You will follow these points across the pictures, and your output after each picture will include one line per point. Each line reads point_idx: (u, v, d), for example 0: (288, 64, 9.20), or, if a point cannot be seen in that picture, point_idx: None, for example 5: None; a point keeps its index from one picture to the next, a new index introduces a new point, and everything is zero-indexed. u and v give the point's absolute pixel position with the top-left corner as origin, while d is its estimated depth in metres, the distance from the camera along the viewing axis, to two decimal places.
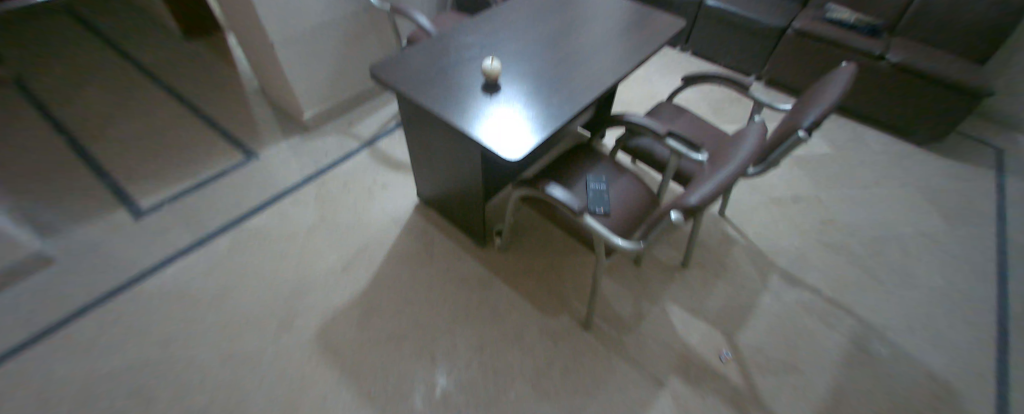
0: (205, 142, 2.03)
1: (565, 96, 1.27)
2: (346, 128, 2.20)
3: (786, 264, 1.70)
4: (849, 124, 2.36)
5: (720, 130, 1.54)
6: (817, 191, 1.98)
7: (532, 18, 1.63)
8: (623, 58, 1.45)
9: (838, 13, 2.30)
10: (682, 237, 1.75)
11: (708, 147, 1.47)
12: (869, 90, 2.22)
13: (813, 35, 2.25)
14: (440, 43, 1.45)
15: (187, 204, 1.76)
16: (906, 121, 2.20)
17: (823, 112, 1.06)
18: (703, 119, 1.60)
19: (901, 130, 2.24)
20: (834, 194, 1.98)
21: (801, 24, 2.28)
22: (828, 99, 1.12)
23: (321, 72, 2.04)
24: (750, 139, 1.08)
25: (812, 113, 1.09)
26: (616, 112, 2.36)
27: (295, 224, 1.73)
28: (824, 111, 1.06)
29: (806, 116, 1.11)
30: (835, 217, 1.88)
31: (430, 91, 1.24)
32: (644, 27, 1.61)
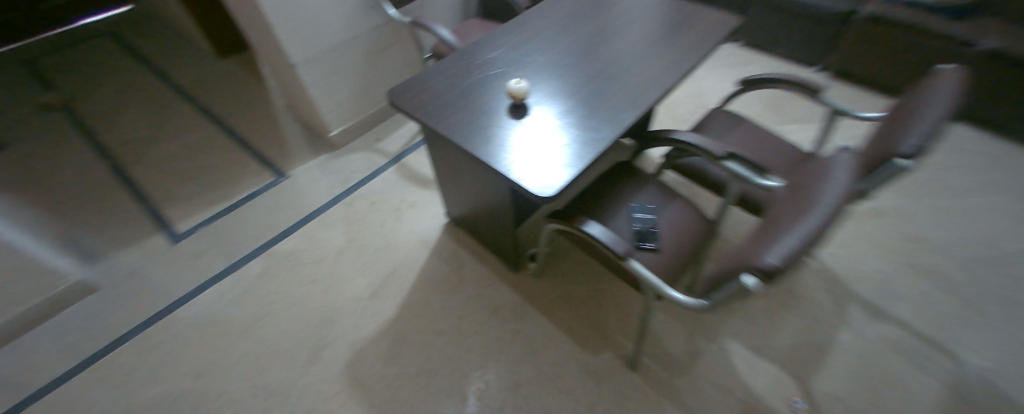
0: (238, 163, 2.04)
1: (602, 116, 1.13)
2: (374, 143, 2.17)
3: (863, 292, 1.48)
4: None
5: (780, 143, 1.35)
6: (896, 203, 1.73)
7: (563, 25, 1.49)
8: (666, 66, 1.28)
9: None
10: None
11: (769, 164, 1.28)
12: None
13: (887, 21, 1.93)
14: (463, 60, 1.35)
15: (220, 227, 1.76)
16: (1006, 117, 1.87)
17: (927, 134, 0.85)
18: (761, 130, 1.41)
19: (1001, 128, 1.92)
20: (919, 206, 1.72)
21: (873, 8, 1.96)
22: (930, 118, 0.91)
23: (347, 88, 2.00)
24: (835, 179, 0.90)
25: (911, 134, 0.88)
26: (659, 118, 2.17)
27: (323, 248, 1.69)
28: (928, 132, 0.86)
29: (902, 137, 0.90)
30: (920, 233, 1.63)
31: (451, 117, 1.14)
32: (690, 27, 1.43)
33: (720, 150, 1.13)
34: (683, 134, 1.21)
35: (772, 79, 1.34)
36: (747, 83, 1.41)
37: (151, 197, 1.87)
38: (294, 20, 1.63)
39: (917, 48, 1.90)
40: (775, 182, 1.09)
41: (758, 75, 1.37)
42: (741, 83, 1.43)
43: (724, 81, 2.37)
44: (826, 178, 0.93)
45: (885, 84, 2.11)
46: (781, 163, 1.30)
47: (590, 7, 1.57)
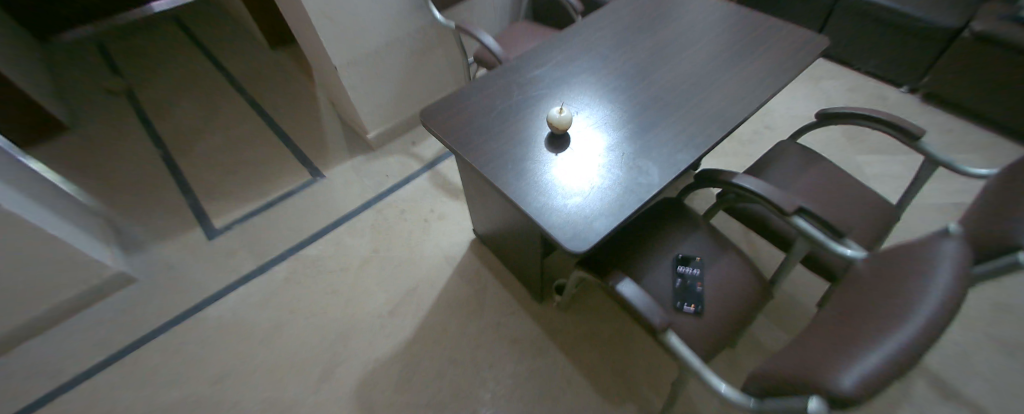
0: (277, 159, 2.07)
1: (654, 156, 0.97)
2: (410, 147, 2.11)
3: (940, 369, 1.27)
4: None
5: (861, 194, 1.16)
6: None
7: (623, 34, 1.30)
8: (741, 94, 1.08)
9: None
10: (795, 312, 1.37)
11: (841, 221, 1.11)
12: None
13: (1005, 42, 1.60)
14: (506, 74, 1.22)
15: (255, 225, 1.79)
16: None
17: None
18: (841, 174, 1.21)
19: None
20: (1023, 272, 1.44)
21: (983, 25, 1.64)
22: None
23: (386, 91, 1.95)
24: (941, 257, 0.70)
25: None
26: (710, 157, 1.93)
27: (348, 256, 1.68)
28: None
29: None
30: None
31: (485, 145, 1.03)
32: (777, 43, 1.20)
33: (791, 205, 0.96)
34: (742, 177, 1.03)
35: (862, 114, 1.14)
36: (827, 115, 1.21)
37: (196, 189, 1.94)
38: (335, 24, 1.58)
39: None
40: (857, 250, 0.92)
41: (845, 108, 1.16)
42: (820, 115, 1.23)
43: (799, 99, 2.10)
44: (928, 268, 0.68)
45: (995, 116, 1.78)
46: (864, 219, 1.12)
47: (659, 12, 1.36)
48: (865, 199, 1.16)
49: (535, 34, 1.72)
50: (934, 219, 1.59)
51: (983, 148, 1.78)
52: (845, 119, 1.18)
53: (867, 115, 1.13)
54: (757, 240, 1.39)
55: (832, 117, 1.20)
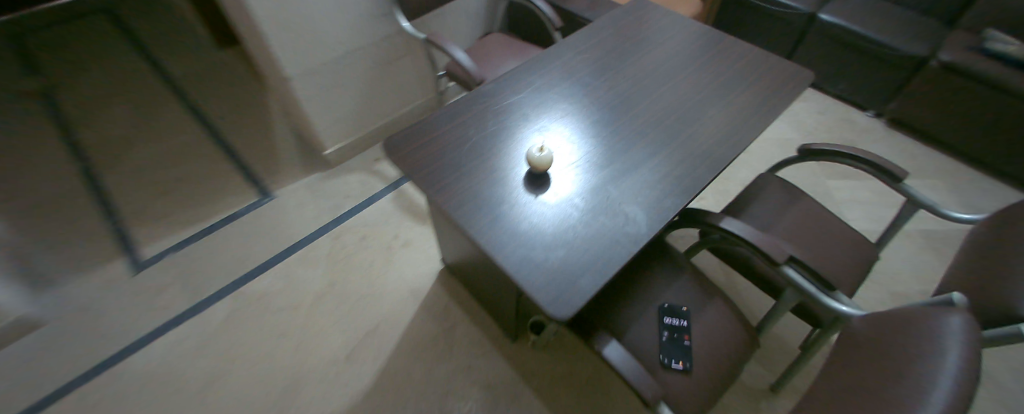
0: (220, 176, 1.85)
1: (644, 202, 0.88)
2: (373, 163, 1.93)
3: None
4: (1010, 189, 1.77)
5: (841, 234, 1.12)
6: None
7: (607, 57, 1.21)
8: (732, 133, 1.01)
9: (1004, 43, 1.64)
10: (774, 346, 1.33)
11: (829, 264, 1.05)
12: None
13: (970, 73, 1.64)
14: (481, 98, 1.10)
15: (193, 254, 1.59)
16: None
17: None
18: (824, 211, 1.16)
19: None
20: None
21: (951, 56, 1.68)
22: None
23: (348, 103, 1.76)
24: (944, 325, 0.63)
25: None
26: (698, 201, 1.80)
27: (301, 292, 1.52)
28: None
29: None
30: None
31: (458, 184, 0.92)
32: (764, 74, 1.15)
33: (782, 254, 0.88)
34: (730, 220, 0.95)
35: (845, 153, 1.09)
36: (808, 151, 1.15)
37: (121, 211, 1.70)
38: (289, 32, 1.38)
39: (1004, 108, 1.62)
40: (851, 304, 0.85)
41: (828, 145, 1.11)
42: (801, 150, 1.17)
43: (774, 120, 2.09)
44: (934, 356, 0.59)
45: (956, 143, 1.83)
46: (844, 260, 1.07)
47: (645, 34, 1.28)
48: (848, 238, 1.12)
49: (510, 50, 1.61)
50: (902, 242, 1.58)
51: (944, 174, 1.82)
52: (827, 157, 1.14)
53: (850, 154, 1.08)
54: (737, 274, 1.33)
55: (814, 153, 1.15)
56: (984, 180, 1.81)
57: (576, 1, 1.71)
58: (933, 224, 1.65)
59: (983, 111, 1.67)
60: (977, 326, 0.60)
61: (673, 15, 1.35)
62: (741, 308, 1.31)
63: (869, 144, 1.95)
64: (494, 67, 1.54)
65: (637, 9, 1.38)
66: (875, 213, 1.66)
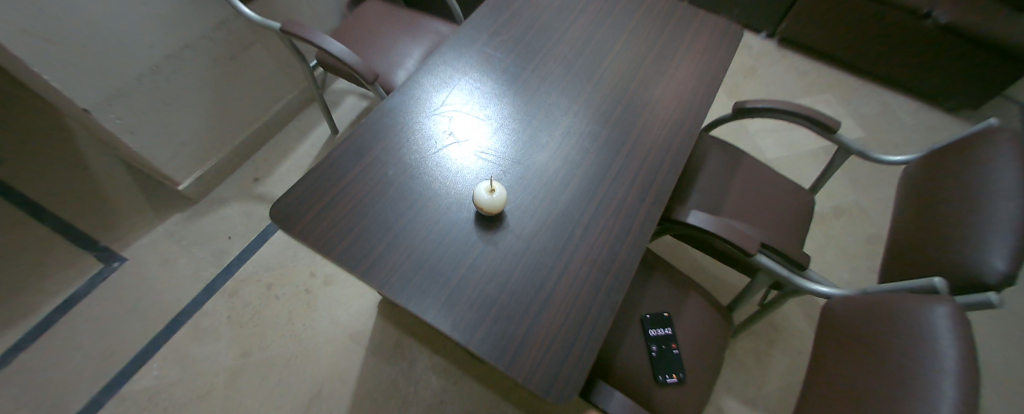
0: (29, 244, 1.31)
1: (615, 227, 0.78)
2: (251, 186, 1.54)
3: None
4: (873, 91, 2.02)
5: (784, 187, 1.14)
6: (854, 196, 1.65)
7: (525, 42, 1.05)
8: (677, 120, 0.94)
9: None
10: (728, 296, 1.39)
11: (781, 223, 1.07)
12: (903, 56, 1.84)
13: None
14: (391, 121, 0.88)
15: (29, 364, 1.14)
16: (938, 86, 1.88)
17: (1015, 250, 0.65)
18: (764, 167, 1.18)
19: (923, 97, 1.96)
20: (873, 197, 1.66)
21: None
22: (999, 206, 0.71)
23: (190, 118, 1.32)
24: (929, 310, 0.63)
25: (993, 242, 0.68)
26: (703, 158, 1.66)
27: (207, 374, 1.20)
28: (1016, 244, 0.65)
29: (977, 242, 0.70)
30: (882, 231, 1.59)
31: (393, 252, 0.71)
32: (691, 43, 1.09)
33: (754, 243, 0.85)
34: (697, 213, 0.90)
35: (779, 108, 1.08)
36: (744, 110, 1.12)
37: None
38: (42, 24, 0.89)
39: (876, 19, 1.78)
40: (824, 282, 0.85)
41: (762, 103, 1.09)
42: (736, 109, 1.14)
43: None
44: (929, 349, 0.60)
45: (835, 54, 2.02)
46: (787, 217, 1.09)
47: (557, 6, 1.13)
48: (787, 191, 1.14)
49: (403, 34, 1.35)
50: (808, 160, 1.72)
51: (825, 89, 2.01)
52: (761, 113, 1.12)
53: (784, 109, 1.08)
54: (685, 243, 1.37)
55: (749, 111, 1.12)
56: (856, 86, 2.04)
57: None
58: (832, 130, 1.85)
59: (862, 24, 1.83)
60: (962, 313, 0.60)
61: None
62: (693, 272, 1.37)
63: (763, 69, 2.06)
64: (385, 63, 1.28)
65: None
66: (782, 137, 1.78)
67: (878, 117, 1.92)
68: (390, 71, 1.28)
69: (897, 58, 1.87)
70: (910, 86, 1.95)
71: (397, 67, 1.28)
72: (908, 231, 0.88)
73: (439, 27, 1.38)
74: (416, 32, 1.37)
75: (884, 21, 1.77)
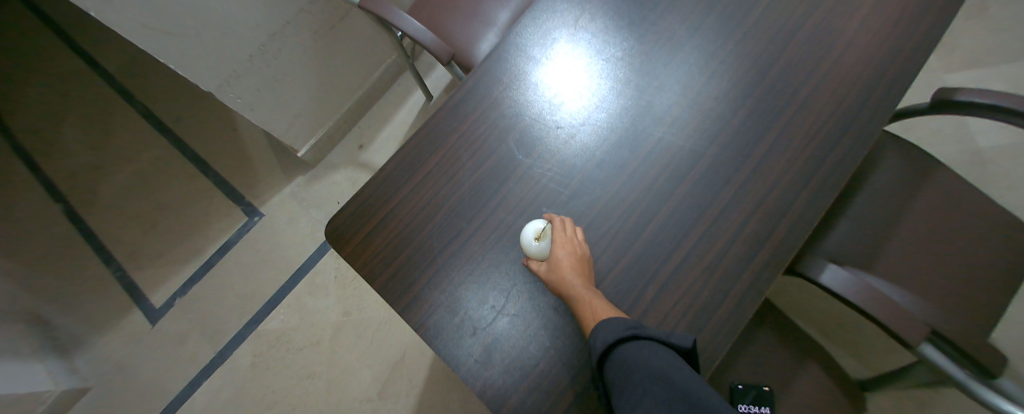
0: (198, 195, 1.62)
1: (700, 290, 0.63)
2: (357, 154, 1.65)
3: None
4: None
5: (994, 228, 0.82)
6: None
7: (623, 13, 0.83)
8: (825, 140, 0.69)
9: None
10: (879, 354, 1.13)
11: (968, 284, 0.80)
12: None
13: None
14: (451, 122, 0.77)
15: (200, 296, 1.46)
16: None
17: None
18: (966, 197, 0.86)
19: None
20: None
21: None
22: None
23: (297, 93, 1.42)
24: None
25: None
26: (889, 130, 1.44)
27: (318, 325, 1.40)
28: None
29: None
30: None
31: (435, 291, 0.66)
32: (869, 16, 0.76)
33: (922, 331, 0.63)
34: (837, 270, 0.68)
35: (1010, 107, 0.75)
36: (948, 102, 0.81)
37: (117, 253, 1.54)
38: (159, 20, 0.98)
39: None
40: None
41: (985, 97, 0.77)
42: (938, 98, 0.82)
43: None
44: None
45: None
46: (980, 279, 0.80)
47: None
48: (997, 236, 0.82)
49: None
50: None
51: None
52: (977, 110, 0.79)
53: (1018, 110, 0.74)
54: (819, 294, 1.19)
55: (957, 105, 0.81)
56: None
57: None
58: None
59: None
60: None
61: None
62: (831, 327, 1.17)
63: (999, 7, 1.55)
64: (468, 33, 1.17)
65: None
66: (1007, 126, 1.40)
67: None
68: (471, 44, 1.16)
69: None
70: None
71: (480, 39, 1.15)
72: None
73: None
74: None
75: None
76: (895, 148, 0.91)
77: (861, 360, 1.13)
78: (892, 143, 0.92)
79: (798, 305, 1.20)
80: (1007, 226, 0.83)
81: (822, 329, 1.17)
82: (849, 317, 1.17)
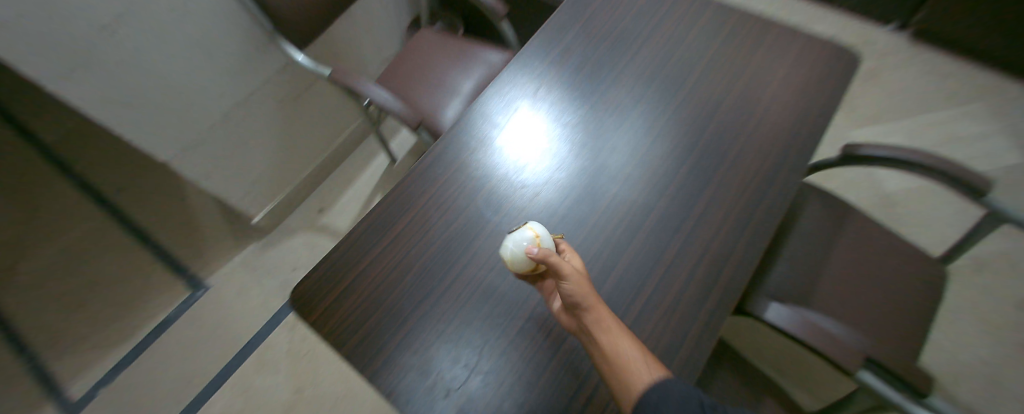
0: (136, 269, 1.50)
1: (664, 333, 0.66)
2: (316, 217, 1.62)
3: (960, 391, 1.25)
4: None
5: (897, 263, 0.95)
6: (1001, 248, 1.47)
7: (575, 86, 0.94)
8: (755, 191, 0.79)
9: None
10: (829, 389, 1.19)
11: (888, 313, 0.89)
12: None
13: None
14: (421, 184, 0.81)
15: (127, 384, 1.30)
16: None
17: None
18: (875, 235, 0.99)
19: None
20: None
21: None
22: None
23: (258, 160, 1.41)
24: None
25: None
26: (809, 180, 1.65)
27: (266, 406, 1.28)
28: None
29: None
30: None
31: (405, 351, 0.65)
32: (778, 88, 0.91)
33: (856, 357, 0.69)
34: (778, 308, 0.75)
35: (903, 158, 0.90)
36: (854, 156, 0.96)
37: (31, 339, 1.37)
38: (117, 91, 0.97)
39: None
40: None
41: (881, 150, 0.92)
42: (845, 153, 0.97)
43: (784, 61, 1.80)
44: None
45: (986, 49, 1.79)
46: (899, 309, 0.90)
47: (615, 37, 1.01)
48: (905, 268, 0.95)
49: (452, 68, 1.31)
50: (931, 198, 1.58)
51: (973, 97, 1.78)
52: (876, 162, 0.95)
53: (909, 160, 0.90)
54: (768, 335, 1.26)
55: (861, 158, 0.96)
56: (1008, 100, 1.76)
57: None
58: (981, 159, 1.65)
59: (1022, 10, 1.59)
60: None
61: (651, 5, 1.06)
62: (784, 367, 1.23)
63: (884, 74, 1.89)
64: (432, 101, 1.25)
65: None
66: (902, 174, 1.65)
67: None
68: (436, 110, 1.24)
69: None
70: None
71: (444, 106, 1.24)
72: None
73: (490, 58, 1.31)
74: (467, 62, 1.32)
75: None
76: (814, 196, 1.05)
77: (814, 398, 1.19)
78: (811, 191, 1.05)
79: (753, 348, 1.26)
80: (910, 261, 0.96)
81: (776, 369, 1.23)
82: (798, 355, 1.23)
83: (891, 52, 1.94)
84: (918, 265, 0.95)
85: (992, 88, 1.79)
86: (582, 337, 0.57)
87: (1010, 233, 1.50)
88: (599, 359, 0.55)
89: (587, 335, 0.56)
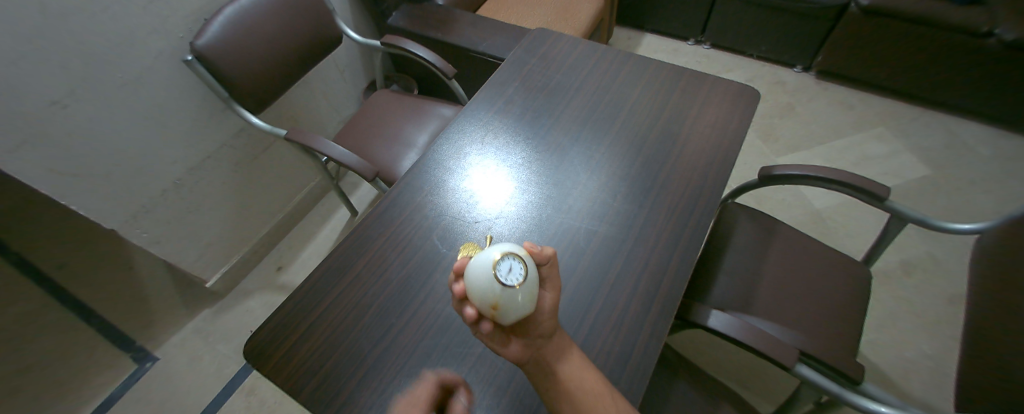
0: (74, 350, 1.39)
1: (615, 345, 0.71)
2: (274, 276, 1.59)
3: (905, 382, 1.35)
4: (925, 119, 2.05)
5: (819, 265, 1.06)
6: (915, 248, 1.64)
7: (519, 130, 1.03)
8: (684, 210, 0.88)
9: None
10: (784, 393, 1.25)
11: (817, 310, 0.98)
12: (950, 78, 1.90)
13: (888, 13, 1.83)
14: (377, 228, 0.85)
15: None
16: (986, 98, 1.90)
17: None
18: (798, 243, 1.10)
19: (988, 116, 1.97)
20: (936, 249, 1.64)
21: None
22: None
23: (213, 223, 1.40)
24: None
25: None
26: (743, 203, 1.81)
27: None
28: None
29: None
30: (952, 283, 1.56)
31: (364, 391, 0.66)
32: (695, 121, 1.05)
33: (789, 351, 0.76)
34: (718, 314, 0.80)
35: (811, 174, 1.04)
36: (771, 176, 1.09)
37: None
38: (65, 163, 0.97)
39: (923, 40, 1.83)
40: (882, 397, 0.75)
41: (791, 169, 1.05)
42: (764, 174, 1.10)
43: None
44: None
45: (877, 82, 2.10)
46: (827, 306, 0.99)
47: (551, 88, 1.13)
48: (827, 269, 1.06)
49: (407, 123, 1.40)
50: (851, 209, 1.77)
51: (878, 120, 2.06)
52: (789, 180, 1.08)
53: (816, 175, 1.04)
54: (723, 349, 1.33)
55: (777, 177, 1.09)
56: (902, 122, 2.04)
57: (474, 35, 1.55)
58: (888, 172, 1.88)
59: (899, 48, 1.91)
60: None
61: (581, 59, 1.21)
62: (742, 378, 1.28)
63: (798, 107, 2.15)
64: (388, 154, 1.31)
65: (538, 48, 1.25)
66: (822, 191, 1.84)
67: (940, 152, 1.92)
68: (393, 161, 1.30)
69: (952, 84, 1.92)
70: (968, 108, 1.99)
71: (401, 157, 1.30)
72: (978, 332, 0.79)
73: (443, 111, 1.42)
74: (421, 117, 1.41)
75: (927, 46, 1.85)
76: (743, 213, 1.16)
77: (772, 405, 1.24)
78: (738, 209, 1.17)
79: (711, 363, 1.31)
80: (831, 262, 1.07)
81: (735, 381, 1.28)
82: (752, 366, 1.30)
83: (803, 88, 2.23)
84: (837, 265, 1.06)
85: (887, 114, 2.09)
86: (533, 375, 0.53)
87: (923, 235, 1.68)
88: (558, 397, 0.52)
89: (542, 370, 0.53)
